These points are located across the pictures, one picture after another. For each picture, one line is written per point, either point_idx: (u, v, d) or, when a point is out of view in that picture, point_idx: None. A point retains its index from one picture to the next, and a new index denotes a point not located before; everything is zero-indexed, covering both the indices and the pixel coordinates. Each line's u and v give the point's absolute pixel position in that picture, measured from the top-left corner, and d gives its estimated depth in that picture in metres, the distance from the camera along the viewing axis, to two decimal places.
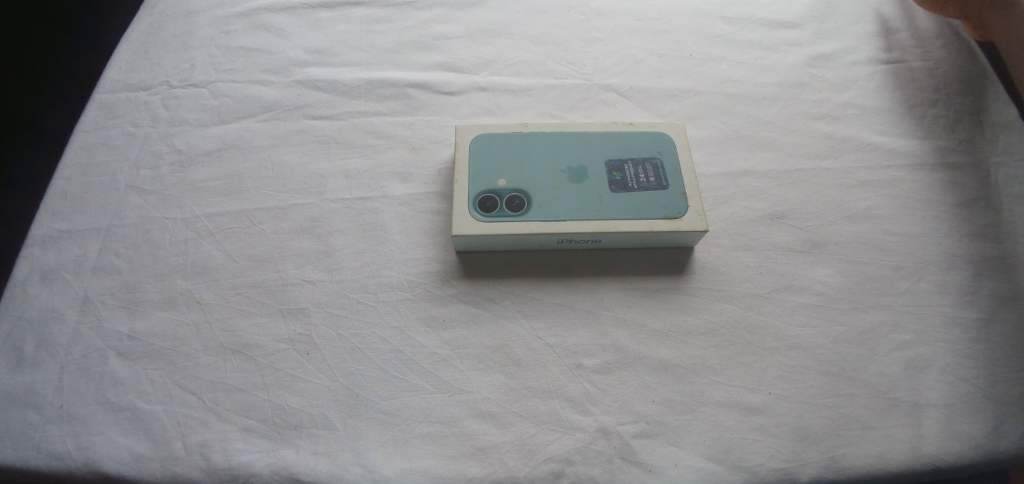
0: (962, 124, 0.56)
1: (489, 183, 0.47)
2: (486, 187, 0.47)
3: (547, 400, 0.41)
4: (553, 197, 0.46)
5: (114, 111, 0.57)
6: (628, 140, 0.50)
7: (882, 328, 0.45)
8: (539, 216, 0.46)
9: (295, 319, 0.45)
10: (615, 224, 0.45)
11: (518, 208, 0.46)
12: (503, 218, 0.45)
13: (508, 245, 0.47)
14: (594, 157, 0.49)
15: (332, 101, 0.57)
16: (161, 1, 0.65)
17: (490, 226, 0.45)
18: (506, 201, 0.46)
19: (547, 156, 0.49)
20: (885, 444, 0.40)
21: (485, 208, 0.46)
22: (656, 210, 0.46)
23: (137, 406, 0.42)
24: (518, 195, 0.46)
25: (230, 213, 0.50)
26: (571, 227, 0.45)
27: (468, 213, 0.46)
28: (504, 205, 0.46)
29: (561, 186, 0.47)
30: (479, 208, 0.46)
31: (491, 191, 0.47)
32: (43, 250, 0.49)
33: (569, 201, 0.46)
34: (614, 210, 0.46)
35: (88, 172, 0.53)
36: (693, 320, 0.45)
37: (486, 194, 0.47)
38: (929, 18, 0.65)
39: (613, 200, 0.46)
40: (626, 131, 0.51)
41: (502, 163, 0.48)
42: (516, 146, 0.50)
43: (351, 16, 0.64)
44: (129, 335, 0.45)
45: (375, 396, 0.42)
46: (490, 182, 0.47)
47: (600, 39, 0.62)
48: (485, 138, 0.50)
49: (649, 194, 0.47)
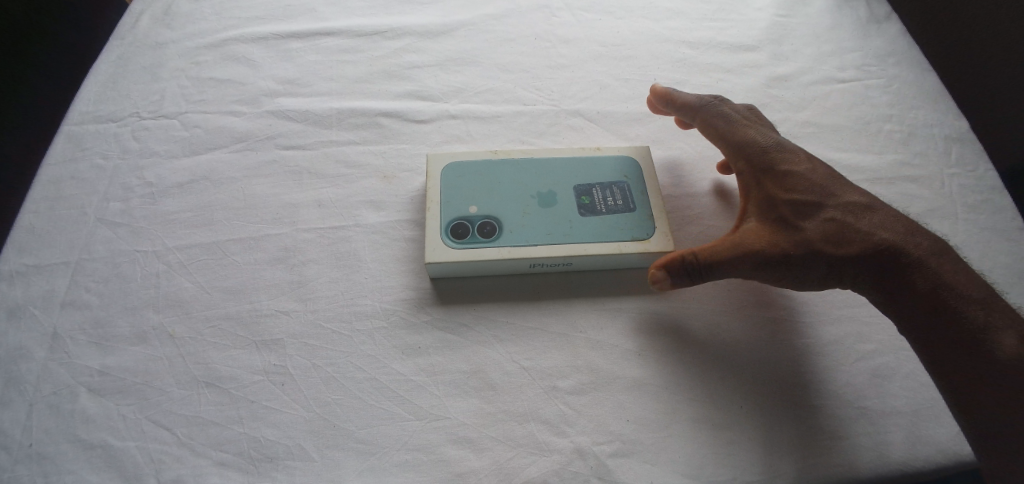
0: (915, 138, 0.59)
1: (460, 210, 0.48)
2: (458, 214, 0.48)
3: (524, 423, 0.42)
4: (524, 222, 0.47)
5: (82, 143, 0.56)
6: (596, 165, 0.51)
7: (846, 339, 0.46)
8: (510, 242, 0.46)
9: (269, 351, 0.45)
10: (585, 247, 0.46)
11: (490, 234, 0.47)
12: (475, 244, 0.46)
13: (482, 271, 0.48)
14: (563, 183, 0.50)
15: (303, 131, 0.58)
16: (129, 32, 0.65)
17: (463, 253, 0.46)
18: (478, 227, 0.47)
19: (518, 182, 0.50)
20: (855, 452, 0.41)
21: (457, 235, 0.47)
22: (624, 233, 0.47)
23: (108, 443, 0.42)
24: (489, 222, 0.47)
25: (202, 245, 0.50)
26: (542, 251, 0.46)
27: (441, 241, 0.47)
28: (476, 232, 0.47)
29: (531, 212, 0.48)
30: (451, 235, 0.47)
31: (462, 218, 0.48)
32: (10, 286, 0.48)
33: (540, 226, 0.47)
34: (584, 235, 0.47)
35: (56, 205, 0.52)
36: (665, 339, 0.46)
37: (458, 221, 0.47)
38: (880, 38, 0.68)
39: (582, 224, 0.47)
40: (594, 155, 0.52)
41: (473, 190, 0.49)
42: (487, 173, 0.51)
43: (321, 46, 0.65)
44: (100, 371, 0.44)
45: (352, 425, 0.42)
46: (461, 208, 0.48)
47: (567, 66, 0.64)
48: (456, 165, 0.51)
49: (618, 217, 0.48)
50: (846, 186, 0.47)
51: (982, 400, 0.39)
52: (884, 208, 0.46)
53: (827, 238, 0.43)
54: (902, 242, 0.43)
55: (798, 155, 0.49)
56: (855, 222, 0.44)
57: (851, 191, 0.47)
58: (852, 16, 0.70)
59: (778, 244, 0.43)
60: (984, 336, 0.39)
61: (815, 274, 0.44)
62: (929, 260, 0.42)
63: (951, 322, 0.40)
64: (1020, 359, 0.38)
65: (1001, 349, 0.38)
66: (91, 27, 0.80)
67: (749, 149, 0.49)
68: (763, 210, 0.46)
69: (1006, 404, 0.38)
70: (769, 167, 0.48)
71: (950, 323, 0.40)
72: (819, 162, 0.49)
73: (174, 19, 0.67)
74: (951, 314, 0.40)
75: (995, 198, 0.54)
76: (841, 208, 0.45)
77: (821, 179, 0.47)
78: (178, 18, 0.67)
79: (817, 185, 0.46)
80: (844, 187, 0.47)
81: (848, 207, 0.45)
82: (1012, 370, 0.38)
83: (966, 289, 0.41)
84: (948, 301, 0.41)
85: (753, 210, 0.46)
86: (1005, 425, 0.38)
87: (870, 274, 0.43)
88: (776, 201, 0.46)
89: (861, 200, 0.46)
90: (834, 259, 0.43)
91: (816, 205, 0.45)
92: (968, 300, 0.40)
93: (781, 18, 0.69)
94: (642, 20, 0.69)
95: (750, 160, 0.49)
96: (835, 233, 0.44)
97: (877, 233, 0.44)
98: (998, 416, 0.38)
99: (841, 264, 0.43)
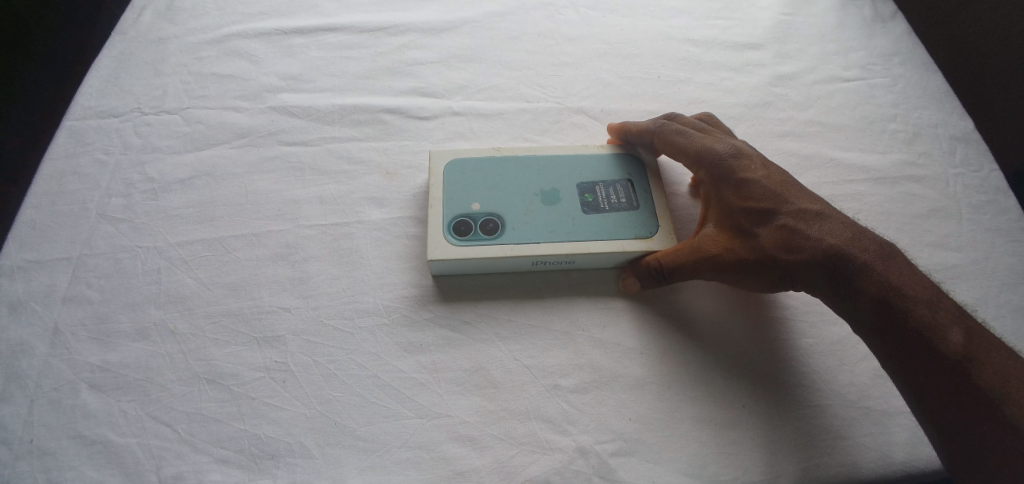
0: (920, 138, 0.59)
1: (463, 207, 0.48)
2: (460, 211, 0.48)
3: (526, 421, 0.42)
4: (526, 220, 0.47)
5: (84, 138, 0.56)
6: (599, 163, 0.51)
7: (850, 339, 0.46)
8: (512, 239, 0.46)
9: (270, 348, 0.45)
10: (587, 245, 0.46)
11: (492, 231, 0.47)
12: (477, 242, 0.46)
13: (484, 268, 0.48)
14: (566, 180, 0.50)
15: (306, 127, 0.58)
16: (132, 27, 0.65)
17: (464, 249, 0.46)
18: (480, 224, 0.47)
19: (521, 180, 0.50)
20: (857, 452, 0.41)
21: (459, 233, 0.47)
22: (627, 231, 0.47)
23: (109, 439, 0.42)
24: (491, 219, 0.47)
25: (204, 241, 0.50)
26: (544, 249, 0.46)
27: (443, 238, 0.46)
28: (478, 229, 0.47)
29: (534, 209, 0.48)
30: (453, 232, 0.47)
31: (465, 215, 0.47)
32: (12, 281, 0.48)
33: (542, 224, 0.47)
34: (587, 233, 0.47)
35: (58, 200, 0.52)
36: (667, 338, 0.45)
37: (460, 218, 0.47)
38: (885, 37, 0.67)
39: (585, 222, 0.47)
40: (597, 152, 0.52)
41: (475, 187, 0.49)
42: (489, 170, 0.50)
43: (325, 42, 0.64)
44: (101, 367, 0.44)
45: (353, 422, 0.42)
46: (464, 206, 0.48)
47: (571, 63, 0.63)
48: (458, 161, 0.51)
49: (621, 215, 0.48)
50: (800, 192, 0.46)
51: (928, 398, 0.39)
52: (835, 214, 0.45)
53: (780, 245, 0.43)
54: (848, 246, 0.42)
55: (756, 162, 0.47)
56: (806, 229, 0.43)
57: (804, 196, 0.46)
58: (858, 14, 0.70)
59: (732, 253, 0.44)
60: (931, 337, 0.39)
61: (761, 278, 0.44)
62: (875, 264, 0.41)
63: (896, 324, 0.40)
64: (963, 355, 0.38)
65: (945, 346, 0.38)
66: (91, 18, 0.78)
67: (708, 157, 0.47)
68: (720, 218, 0.46)
69: (953, 401, 0.38)
70: (726, 175, 0.46)
71: (907, 328, 0.39)
72: (774, 167, 0.48)
73: (176, 14, 0.66)
74: (898, 316, 0.40)
75: (1000, 199, 0.54)
76: (794, 215, 0.44)
77: (781, 184, 0.46)
78: (181, 13, 0.67)
79: (772, 193, 0.45)
80: (800, 193, 0.46)
81: (801, 213, 0.44)
82: (959, 366, 0.38)
83: (915, 292, 0.40)
84: (895, 305, 0.40)
85: (709, 218, 0.46)
86: (952, 422, 0.38)
87: (822, 279, 0.42)
88: (731, 210, 0.45)
89: (815, 206, 0.45)
90: (780, 263, 0.43)
91: (770, 212, 0.44)
92: (916, 302, 0.40)
93: (785, 16, 0.69)
94: (647, 18, 0.68)
95: (709, 169, 0.47)
96: (786, 240, 0.43)
97: (827, 239, 0.43)
98: (947, 412, 0.38)
99: (789, 267, 0.43)
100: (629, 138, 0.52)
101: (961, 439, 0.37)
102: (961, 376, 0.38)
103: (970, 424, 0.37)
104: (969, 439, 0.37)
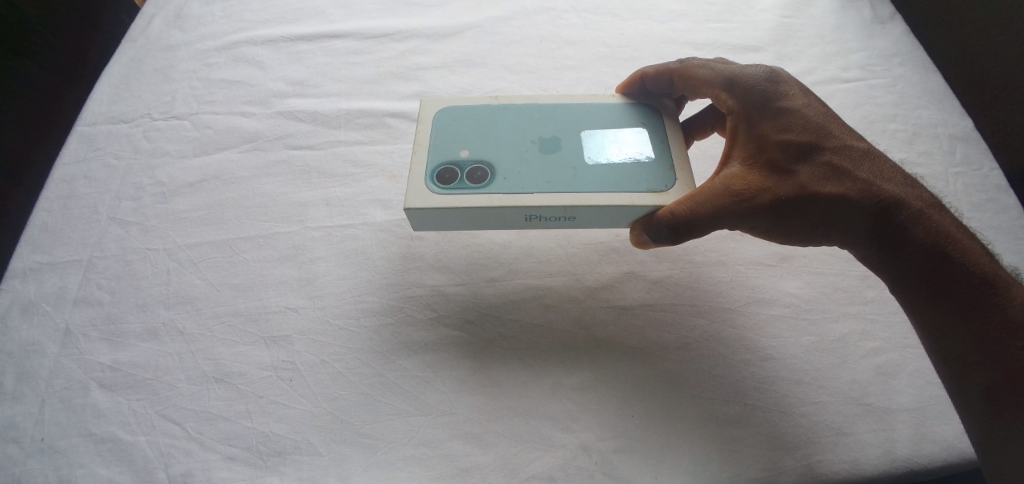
0: (920, 137, 0.59)
1: (451, 156, 0.45)
2: (446, 160, 0.45)
3: (530, 419, 0.42)
4: (520, 171, 0.44)
5: (95, 144, 0.57)
6: (607, 115, 0.49)
7: (851, 337, 0.46)
8: (502, 189, 0.43)
9: (278, 347, 0.46)
10: (591, 197, 0.42)
11: (481, 180, 0.44)
12: (462, 190, 0.43)
13: (473, 223, 0.44)
14: (569, 131, 0.47)
15: (312, 131, 0.58)
16: (142, 35, 0.66)
17: (449, 198, 0.42)
18: (467, 172, 0.44)
19: (518, 130, 0.47)
20: (860, 450, 0.41)
21: (444, 181, 0.43)
22: (638, 184, 0.43)
23: (118, 437, 0.42)
24: (480, 168, 0.44)
25: (213, 243, 0.51)
26: (540, 199, 0.42)
27: (425, 185, 0.43)
28: (465, 177, 0.44)
29: (530, 159, 0.45)
30: (437, 181, 0.43)
31: (453, 163, 0.44)
32: (24, 283, 0.49)
33: (537, 174, 0.44)
34: (589, 183, 0.43)
35: (70, 204, 0.53)
36: (668, 336, 0.46)
37: (446, 166, 0.44)
38: (884, 38, 0.68)
39: (587, 171, 0.44)
40: (601, 112, 0.49)
41: (467, 137, 0.47)
42: (484, 120, 0.48)
43: (330, 48, 0.65)
44: (111, 366, 0.45)
45: (360, 420, 0.42)
46: (449, 154, 0.45)
47: (572, 67, 0.64)
48: (449, 112, 0.49)
49: (629, 167, 0.44)
50: (842, 128, 0.46)
51: (970, 369, 0.39)
52: (878, 154, 0.45)
53: (828, 185, 0.43)
54: (896, 192, 0.43)
55: (796, 93, 0.47)
56: (852, 169, 0.44)
57: (846, 134, 0.46)
58: (856, 16, 0.70)
59: (779, 190, 0.42)
60: (988, 286, 0.39)
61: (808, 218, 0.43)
62: (928, 211, 0.42)
63: (941, 269, 0.41)
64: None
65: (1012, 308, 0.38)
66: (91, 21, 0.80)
67: (745, 87, 0.47)
68: (764, 153, 0.44)
69: (1003, 368, 0.38)
70: (765, 106, 0.46)
71: (964, 280, 0.40)
72: (814, 100, 0.47)
73: (185, 21, 0.68)
74: (945, 261, 0.40)
75: (1001, 197, 0.54)
76: (839, 155, 0.44)
77: (822, 118, 0.46)
78: (190, 21, 0.68)
79: (815, 127, 0.45)
80: (842, 130, 0.46)
81: (846, 153, 0.44)
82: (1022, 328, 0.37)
83: (961, 235, 0.41)
84: (947, 250, 0.41)
85: (740, 153, 0.45)
86: (999, 390, 0.38)
87: (869, 225, 0.43)
88: (768, 142, 0.44)
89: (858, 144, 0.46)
90: (823, 200, 0.43)
91: (813, 146, 0.44)
92: (966, 249, 0.41)
93: (785, 19, 0.70)
94: (647, 21, 0.69)
95: (744, 100, 0.47)
96: (828, 177, 0.43)
97: (873, 181, 0.43)
98: (986, 386, 0.38)
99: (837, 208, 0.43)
100: (645, 85, 0.51)
101: (999, 414, 0.38)
102: (1017, 349, 0.37)
103: (1013, 402, 0.37)
104: (1013, 418, 0.37)
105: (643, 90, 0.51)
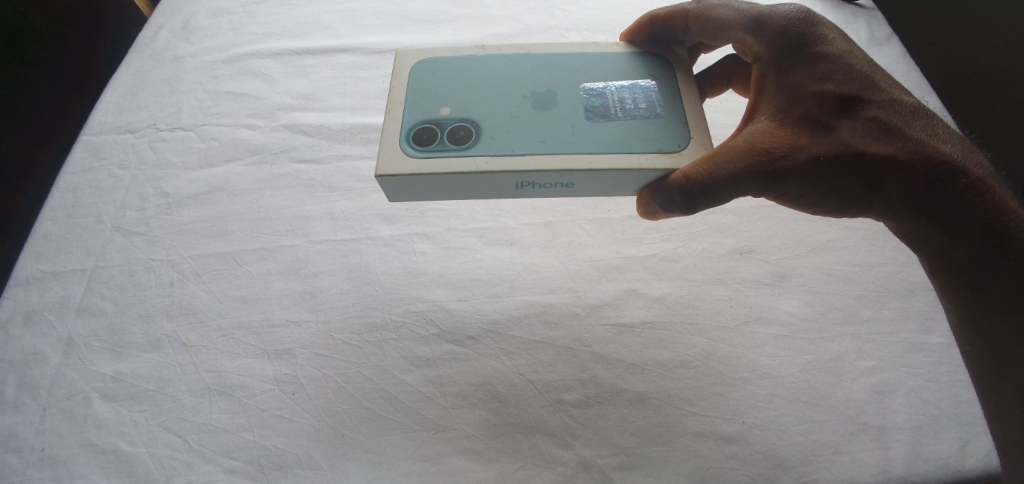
0: None
1: (432, 116, 0.44)
2: (425, 120, 0.44)
3: (530, 435, 0.43)
4: (507, 131, 0.43)
5: (101, 153, 0.58)
6: (604, 70, 0.48)
7: (848, 356, 0.46)
8: (487, 151, 0.42)
9: (280, 360, 0.46)
10: (590, 159, 0.41)
11: (461, 141, 0.42)
12: (442, 152, 0.41)
13: (457, 189, 0.42)
14: (563, 86, 0.46)
15: (317, 145, 0.59)
16: (150, 46, 0.67)
17: (426, 162, 0.41)
18: (448, 133, 0.43)
19: (505, 86, 0.46)
20: (854, 468, 0.42)
21: (422, 143, 0.42)
22: (648, 144, 0.42)
23: (120, 448, 0.42)
24: (462, 130, 0.43)
25: (218, 255, 0.52)
26: (533, 163, 0.41)
27: (400, 149, 0.42)
28: (445, 138, 0.42)
29: (520, 118, 0.44)
30: (414, 144, 0.42)
31: (433, 123, 0.43)
32: (26, 292, 0.49)
33: (527, 134, 0.43)
34: (586, 143, 0.42)
35: (74, 213, 0.54)
36: (667, 353, 0.47)
37: (425, 128, 0.43)
38: (880, 59, 0.69)
39: (584, 130, 0.43)
40: (599, 66, 0.48)
41: (451, 95, 0.46)
42: (468, 77, 0.47)
43: (336, 63, 0.66)
44: (113, 377, 0.45)
45: (362, 435, 0.43)
46: (430, 113, 0.44)
47: None
48: (427, 66, 0.48)
49: (636, 124, 0.43)
50: (885, 83, 0.45)
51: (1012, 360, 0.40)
52: (925, 113, 0.44)
53: (874, 142, 0.41)
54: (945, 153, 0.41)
55: (836, 44, 0.46)
56: (899, 125, 0.42)
57: (891, 90, 0.45)
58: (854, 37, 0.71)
59: (820, 147, 0.41)
60: None
61: (855, 175, 0.41)
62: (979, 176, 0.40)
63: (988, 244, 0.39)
64: None
65: None
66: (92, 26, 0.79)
67: (783, 35, 0.46)
68: (804, 106, 0.43)
69: None
70: (803, 58, 0.45)
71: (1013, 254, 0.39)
72: (856, 53, 0.46)
73: (192, 33, 0.69)
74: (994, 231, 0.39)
75: None
76: (885, 111, 0.43)
77: (863, 71, 0.45)
78: (197, 32, 0.69)
79: (857, 80, 0.44)
80: (887, 85, 0.45)
81: (891, 109, 0.43)
82: None
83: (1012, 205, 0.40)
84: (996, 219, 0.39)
85: (770, 109, 0.44)
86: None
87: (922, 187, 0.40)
88: (804, 94, 0.43)
89: (902, 99, 0.44)
90: (866, 157, 0.41)
91: (855, 100, 0.43)
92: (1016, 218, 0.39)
93: None
94: None
95: (778, 51, 0.46)
96: (873, 132, 0.42)
97: (922, 139, 0.41)
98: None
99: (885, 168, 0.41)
100: (655, 31, 0.51)
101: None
102: None
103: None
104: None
105: (652, 37, 0.51)
